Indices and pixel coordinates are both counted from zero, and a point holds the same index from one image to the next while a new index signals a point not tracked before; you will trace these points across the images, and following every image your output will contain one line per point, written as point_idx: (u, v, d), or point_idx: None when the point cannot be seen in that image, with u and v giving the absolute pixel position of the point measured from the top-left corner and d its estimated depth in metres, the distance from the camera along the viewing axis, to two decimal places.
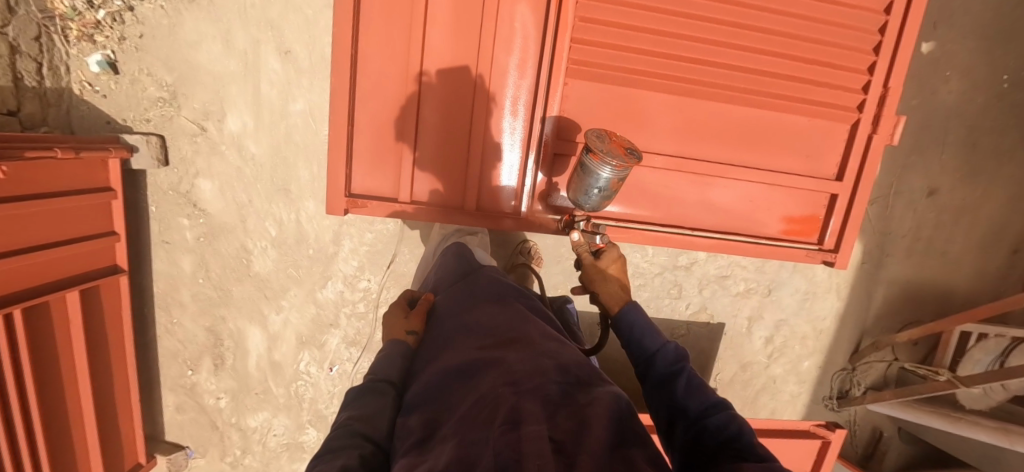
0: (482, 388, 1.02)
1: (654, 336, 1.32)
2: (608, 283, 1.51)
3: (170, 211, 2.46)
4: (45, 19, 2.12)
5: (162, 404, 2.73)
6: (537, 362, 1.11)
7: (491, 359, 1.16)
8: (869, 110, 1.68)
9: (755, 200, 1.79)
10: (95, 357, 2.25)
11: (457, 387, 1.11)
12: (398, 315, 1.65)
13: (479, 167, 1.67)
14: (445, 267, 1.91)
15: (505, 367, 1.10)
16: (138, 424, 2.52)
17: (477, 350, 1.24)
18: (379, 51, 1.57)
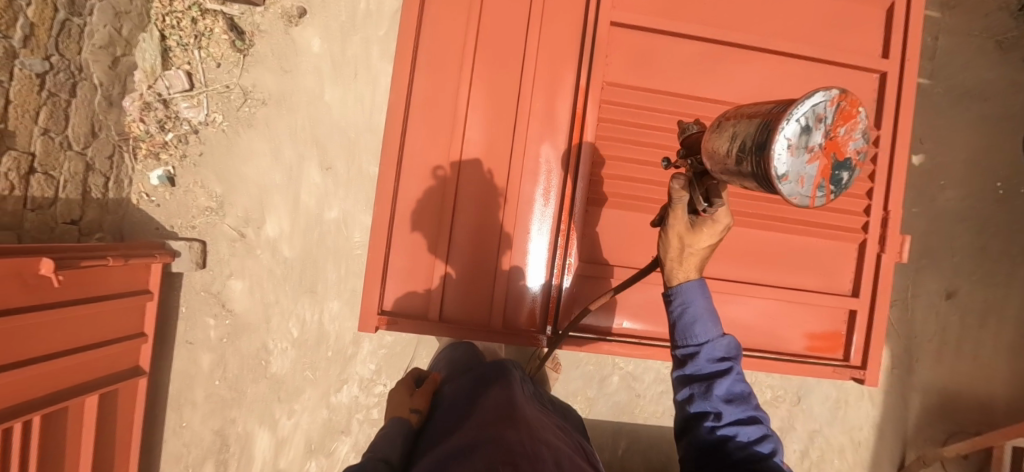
0: (481, 462, 1.04)
1: (705, 326, 1.17)
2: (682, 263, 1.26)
3: (198, 311, 2.53)
4: (122, 140, 2.36)
5: None
6: (535, 449, 1.14)
7: (490, 436, 1.19)
8: (874, 230, 1.77)
9: (775, 314, 1.82)
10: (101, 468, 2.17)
11: (453, 462, 1.10)
12: (405, 391, 1.71)
13: (505, 284, 1.75)
14: (451, 350, 2.01)
15: (505, 444, 1.13)
16: None
17: (475, 425, 1.28)
18: (421, 175, 1.75)
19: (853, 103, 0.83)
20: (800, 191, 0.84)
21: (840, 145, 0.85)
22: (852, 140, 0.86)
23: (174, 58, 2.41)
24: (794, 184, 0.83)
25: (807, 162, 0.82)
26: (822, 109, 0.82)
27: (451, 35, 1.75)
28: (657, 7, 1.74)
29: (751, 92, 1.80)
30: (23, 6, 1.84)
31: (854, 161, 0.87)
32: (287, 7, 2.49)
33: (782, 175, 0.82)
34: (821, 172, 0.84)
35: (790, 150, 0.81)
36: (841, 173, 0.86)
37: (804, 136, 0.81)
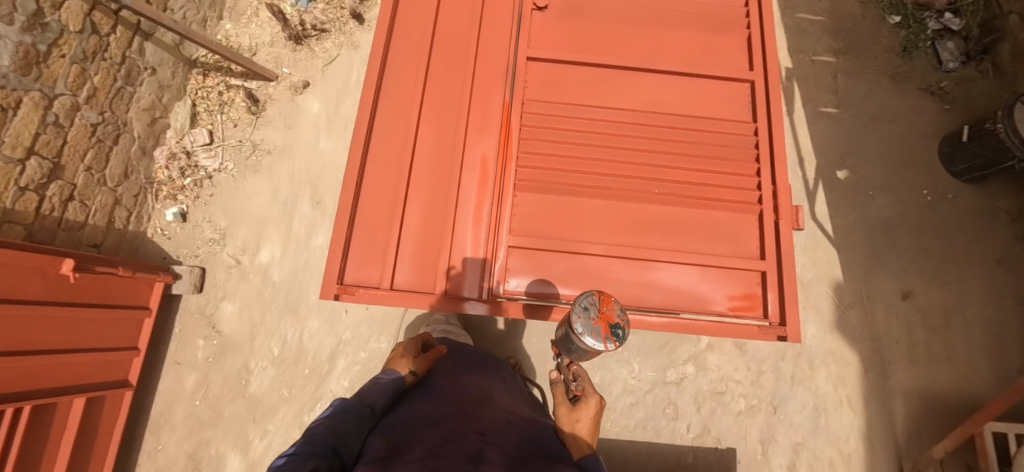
0: (453, 431, 1.28)
1: None
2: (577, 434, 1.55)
3: (190, 332, 2.76)
4: (149, 184, 2.85)
5: None
6: (503, 429, 1.37)
7: (465, 412, 1.43)
8: (767, 202, 2.03)
9: (695, 279, 1.99)
10: None
11: (427, 425, 1.35)
12: (410, 349, 1.81)
13: (448, 256, 1.97)
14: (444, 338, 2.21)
15: (475, 422, 1.36)
16: None
17: (453, 401, 1.52)
18: (380, 170, 2.09)
19: (608, 296, 1.44)
20: (592, 344, 1.41)
21: (611, 315, 1.42)
22: (618, 313, 1.42)
23: (200, 121, 3.00)
24: (587, 339, 1.41)
25: (590, 326, 1.41)
26: (590, 298, 1.44)
27: (407, 67, 2.22)
28: (562, 45, 2.25)
29: (648, 99, 2.20)
30: (92, 75, 2.44)
31: (625, 325, 1.41)
32: (295, 80, 3.12)
33: (579, 333, 1.41)
34: (601, 332, 1.40)
35: (578, 319, 1.42)
36: (618, 329, 1.40)
37: (584, 312, 1.43)
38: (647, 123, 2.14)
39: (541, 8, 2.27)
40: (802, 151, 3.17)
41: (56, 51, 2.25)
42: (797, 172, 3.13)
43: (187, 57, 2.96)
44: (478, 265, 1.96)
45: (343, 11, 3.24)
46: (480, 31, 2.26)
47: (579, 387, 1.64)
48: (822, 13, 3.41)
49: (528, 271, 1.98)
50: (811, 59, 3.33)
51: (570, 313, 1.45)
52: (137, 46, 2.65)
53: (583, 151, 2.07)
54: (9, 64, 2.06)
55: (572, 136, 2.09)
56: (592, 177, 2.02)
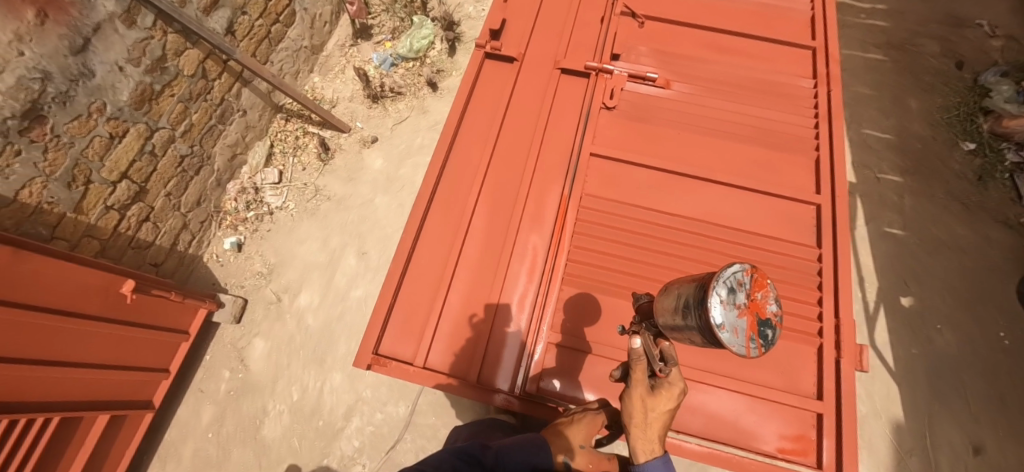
0: None
1: None
2: (648, 432, 1.47)
3: (220, 362, 2.80)
4: (216, 212, 3.03)
5: None
6: None
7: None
8: (828, 336, 1.92)
9: (742, 409, 1.85)
10: None
11: None
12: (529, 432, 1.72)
13: (485, 341, 1.93)
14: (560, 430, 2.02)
15: None
16: None
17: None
18: (433, 240, 2.13)
19: (760, 280, 1.24)
20: (735, 338, 1.19)
21: (760, 306, 1.24)
22: (765, 303, 1.25)
23: (274, 162, 3.22)
24: (731, 331, 1.19)
25: (737, 315, 1.19)
26: (741, 276, 1.22)
27: (474, 146, 2.31)
28: (626, 144, 2.30)
29: (707, 209, 2.20)
30: (192, 113, 2.69)
31: (770, 318, 1.25)
32: (366, 135, 3.33)
33: (720, 324, 1.18)
34: (749, 326, 1.20)
35: (723, 305, 1.19)
36: (765, 328, 1.23)
37: (731, 294, 1.20)
38: (707, 235, 2.12)
39: (609, 107, 2.35)
40: (862, 271, 3.02)
41: (168, 91, 2.50)
42: (856, 292, 2.97)
43: (275, 103, 3.22)
44: (514, 356, 1.92)
45: (420, 78, 3.49)
46: (547, 121, 2.34)
47: (665, 369, 1.41)
48: (891, 132, 3.36)
49: (561, 369, 1.92)
50: (876, 176, 3.25)
51: (720, 288, 1.19)
52: (235, 91, 2.91)
53: (636, 254, 2.05)
54: (126, 99, 2.30)
55: (627, 236, 2.08)
56: (643, 283, 1.99)
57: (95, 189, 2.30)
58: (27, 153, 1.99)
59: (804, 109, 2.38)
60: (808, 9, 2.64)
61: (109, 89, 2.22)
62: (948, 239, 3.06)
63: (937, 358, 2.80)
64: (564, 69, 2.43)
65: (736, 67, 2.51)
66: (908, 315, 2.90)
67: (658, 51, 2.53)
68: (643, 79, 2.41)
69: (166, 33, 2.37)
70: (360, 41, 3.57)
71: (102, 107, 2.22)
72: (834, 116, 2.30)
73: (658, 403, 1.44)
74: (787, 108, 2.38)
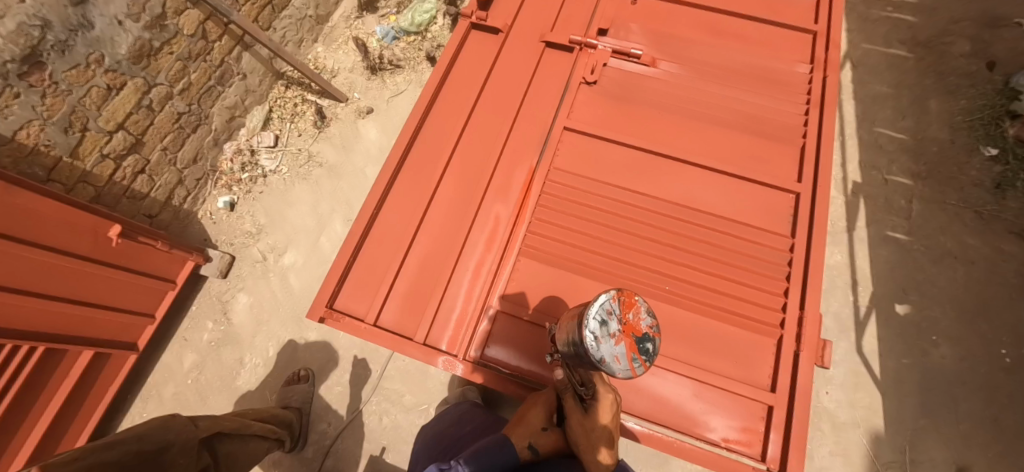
0: None
1: None
2: (602, 447, 1.47)
3: (204, 313, 2.92)
4: (213, 171, 3.14)
5: None
6: None
7: None
8: (790, 328, 1.83)
9: (688, 395, 1.81)
10: (61, 416, 2.41)
11: None
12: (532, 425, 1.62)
13: (436, 305, 1.94)
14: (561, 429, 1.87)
15: None
16: None
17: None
18: (398, 203, 2.14)
19: (628, 302, 1.41)
20: (619, 365, 1.36)
21: (636, 325, 1.40)
22: (640, 320, 1.41)
23: (272, 126, 3.31)
24: (614, 360, 1.36)
25: (614, 344, 1.36)
26: (609, 307, 1.39)
27: (448, 115, 2.30)
28: (603, 121, 2.23)
29: (681, 191, 2.10)
30: (191, 72, 2.79)
31: (650, 333, 1.41)
32: (361, 105, 3.38)
33: (602, 358, 1.35)
34: (629, 348, 1.37)
35: (599, 340, 1.36)
36: (644, 343, 1.38)
37: (604, 327, 1.37)
38: (676, 216, 2.04)
39: (590, 83, 2.30)
40: (856, 275, 2.88)
41: (167, 49, 2.60)
42: (847, 296, 2.83)
43: (276, 70, 3.30)
44: (463, 322, 1.92)
45: (420, 53, 3.52)
46: (525, 94, 2.31)
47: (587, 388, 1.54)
48: (905, 132, 3.17)
49: (507, 337, 1.90)
50: (884, 178, 3.08)
51: (590, 324, 1.37)
52: (236, 55, 3.00)
53: (598, 232, 2.02)
54: (124, 53, 2.40)
55: (591, 213, 2.04)
56: (600, 261, 1.96)
57: (91, 137, 2.42)
58: (26, 97, 2.11)
59: (798, 96, 2.25)
60: None
61: (107, 42, 2.31)
62: (956, 248, 2.87)
63: (928, 371, 2.65)
64: (549, 42, 2.39)
65: (729, 49, 2.39)
66: (901, 324, 2.75)
67: (648, 29, 2.45)
68: (628, 56, 2.33)
69: None
70: (365, 13, 3.60)
71: (101, 59, 2.32)
72: (827, 102, 2.17)
73: (596, 419, 1.51)
74: (779, 93, 2.26)
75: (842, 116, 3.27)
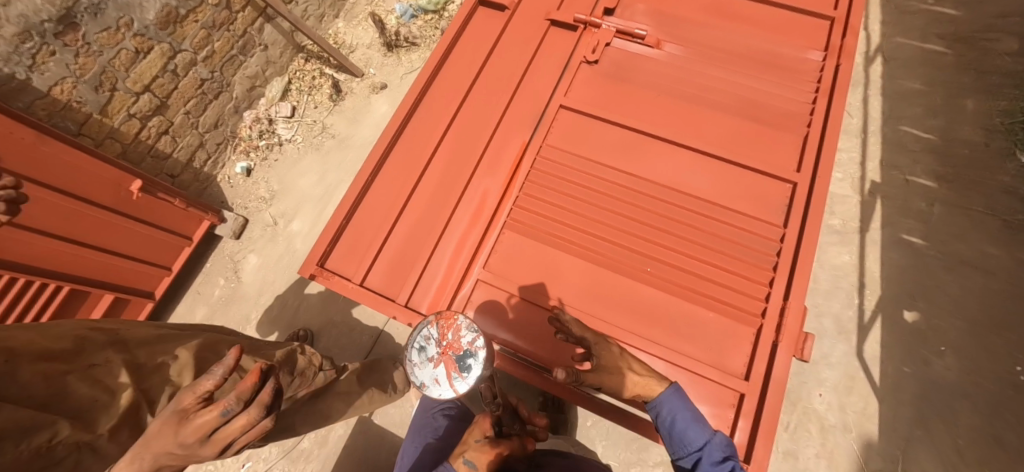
0: None
1: None
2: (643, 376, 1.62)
3: (217, 271, 3.10)
4: (232, 138, 3.31)
5: None
6: None
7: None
8: (770, 318, 1.79)
9: (659, 377, 1.80)
10: None
11: None
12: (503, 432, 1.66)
13: (419, 270, 2.00)
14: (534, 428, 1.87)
15: None
16: None
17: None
18: (392, 171, 2.18)
19: (444, 320, 1.64)
20: (439, 386, 1.54)
21: (454, 344, 1.59)
22: (455, 337, 1.60)
23: (290, 97, 3.44)
24: (433, 382, 1.56)
25: (432, 367, 1.57)
26: (428, 333, 1.63)
27: (448, 88, 2.33)
28: (600, 100, 2.21)
29: (671, 173, 2.07)
30: (215, 40, 2.93)
31: (467, 347, 1.58)
32: (376, 81, 3.47)
33: (421, 383, 1.57)
34: (445, 368, 1.56)
35: (417, 367, 1.59)
36: (461, 360, 1.55)
37: (423, 353, 1.60)
38: (664, 199, 2.02)
39: (591, 62, 2.28)
40: (864, 277, 2.76)
41: (192, 16, 2.73)
42: (851, 298, 2.73)
43: (297, 43, 3.42)
44: (443, 288, 1.97)
45: (436, 32, 3.57)
46: (525, 71, 2.32)
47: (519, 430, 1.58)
48: (933, 132, 2.99)
49: (483, 305, 1.94)
50: (905, 178, 2.93)
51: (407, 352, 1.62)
52: (258, 26, 3.13)
53: (584, 210, 2.02)
54: (152, 19, 2.55)
55: (578, 191, 2.04)
56: (583, 239, 1.97)
57: (120, 96, 2.58)
58: (60, 55, 2.28)
59: (806, 83, 2.16)
60: None
61: (136, 7, 2.46)
62: (975, 257, 2.72)
63: (930, 382, 2.54)
64: (554, 20, 2.38)
65: (738, 34, 2.31)
66: (906, 331, 2.64)
67: (656, 10, 2.40)
68: (632, 36, 2.30)
69: None
70: None
71: (130, 23, 2.47)
72: (836, 91, 2.08)
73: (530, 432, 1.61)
74: (785, 80, 2.18)
75: (866, 111, 3.12)
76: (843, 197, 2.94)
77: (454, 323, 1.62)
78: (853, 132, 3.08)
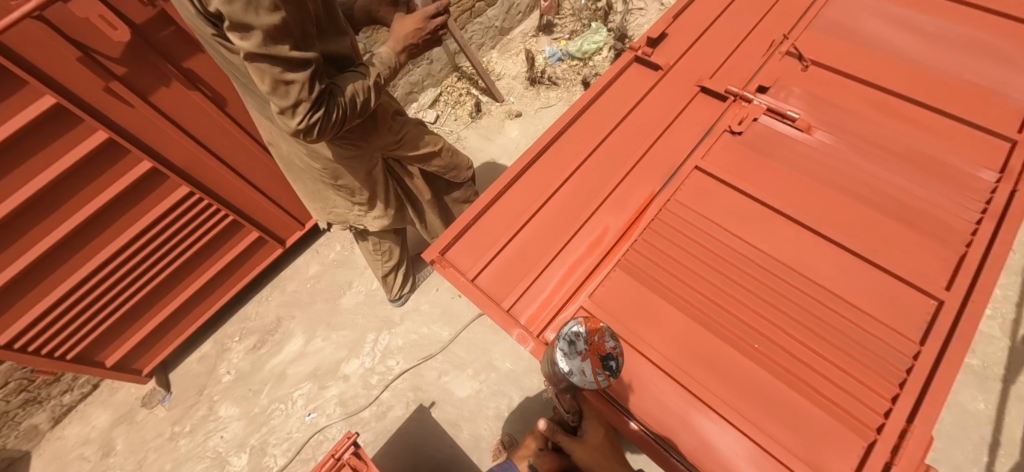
0: None
1: None
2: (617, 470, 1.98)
3: (338, 237, 3.55)
4: None
5: (198, 346, 3.33)
6: None
7: None
8: (886, 434, 1.63)
9: (746, 458, 1.70)
10: (223, 273, 3.12)
11: None
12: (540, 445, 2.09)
13: (528, 281, 2.11)
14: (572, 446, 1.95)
15: None
16: (181, 337, 3.13)
17: None
18: (523, 185, 2.34)
19: (594, 323, 1.52)
20: (584, 378, 1.45)
21: (601, 345, 1.50)
22: (604, 340, 1.50)
23: (437, 107, 3.88)
24: (580, 374, 1.45)
25: (579, 361, 1.46)
26: (577, 330, 1.50)
27: (589, 126, 2.48)
28: (737, 169, 2.24)
29: (798, 255, 2.02)
30: None
31: (615, 351, 1.50)
32: (513, 109, 3.80)
33: (568, 371, 1.45)
34: (592, 365, 1.46)
35: (565, 357, 1.46)
36: (607, 361, 1.47)
37: (571, 346, 1.47)
38: (787, 279, 1.97)
39: (734, 132, 2.32)
40: (1000, 434, 2.39)
41: None
42: (981, 453, 2.37)
43: (456, 64, 3.89)
44: (545, 303, 2.07)
45: (578, 77, 3.84)
46: (668, 126, 2.41)
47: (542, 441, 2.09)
48: None
49: None
50: None
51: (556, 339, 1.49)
52: None
53: (699, 269, 2.04)
54: None
55: (697, 249, 2.08)
56: (693, 296, 1.98)
57: None
58: None
59: (972, 201, 2.02)
60: None
61: None
62: None
63: None
64: (704, 87, 2.47)
65: (901, 136, 2.23)
66: None
67: (812, 96, 2.40)
68: (782, 117, 2.33)
69: None
70: (541, 34, 4.08)
71: None
72: (1010, 216, 1.91)
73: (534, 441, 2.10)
74: (946, 193, 2.05)
75: None
76: (987, 336, 2.60)
77: (600, 327, 1.52)
78: (1012, 269, 2.74)
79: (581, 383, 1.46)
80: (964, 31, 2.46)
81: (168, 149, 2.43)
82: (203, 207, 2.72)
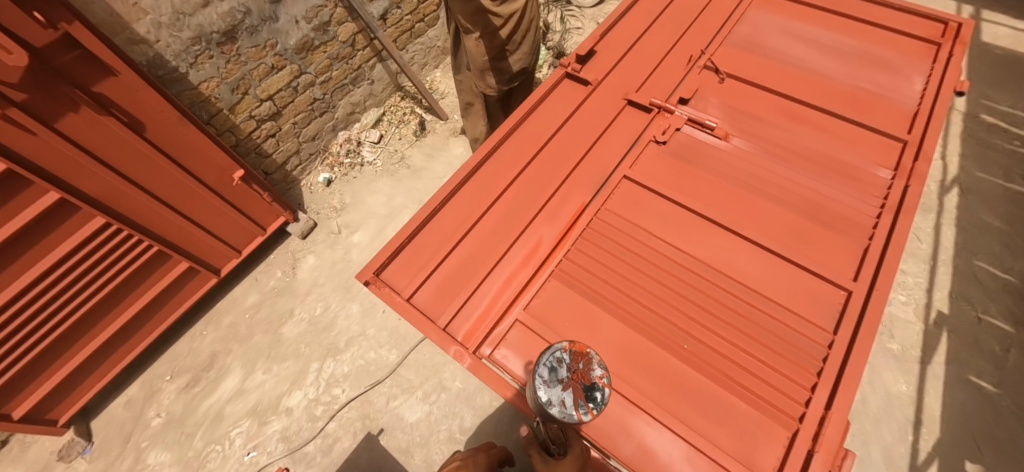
0: None
1: None
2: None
3: (278, 263, 3.43)
4: (323, 151, 3.73)
5: (123, 390, 3.09)
6: None
7: None
8: (806, 423, 1.70)
9: (679, 458, 1.74)
10: (151, 308, 2.93)
11: None
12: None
13: (465, 295, 2.11)
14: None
15: None
16: (101, 381, 2.90)
17: None
18: (459, 200, 2.34)
19: (580, 351, 1.52)
20: (565, 409, 1.44)
21: (586, 374, 1.49)
22: (590, 370, 1.50)
23: (380, 126, 3.89)
24: (560, 404, 1.45)
25: (560, 389, 1.47)
26: (561, 356, 1.51)
27: (523, 140, 2.52)
28: (663, 176, 2.34)
29: (721, 256, 2.11)
30: (334, 69, 3.39)
31: (601, 383, 1.48)
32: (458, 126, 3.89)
33: (548, 400, 1.46)
34: (574, 395, 1.46)
35: (544, 385, 1.48)
36: (591, 391, 1.46)
37: (552, 373, 1.49)
38: (712, 279, 2.06)
39: (659, 142, 2.43)
40: (921, 413, 2.55)
41: (323, 48, 3.20)
42: (904, 434, 2.52)
43: (398, 83, 3.92)
44: (482, 316, 2.07)
45: None
46: (599, 137, 2.49)
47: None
48: (1013, 273, 2.84)
49: (515, 342, 2.01)
50: (976, 316, 2.76)
51: (537, 367, 1.51)
52: (371, 64, 3.60)
53: (631, 274, 2.10)
54: (292, 44, 3.01)
55: (628, 256, 2.14)
56: (625, 302, 2.03)
57: (248, 100, 3.02)
58: (216, 60, 2.71)
59: (872, 198, 2.18)
60: (916, 103, 2.43)
61: (284, 33, 2.93)
62: None
63: None
64: (631, 101, 2.57)
65: (807, 140, 2.40)
66: None
67: (727, 106, 2.56)
68: (702, 126, 2.46)
69: (337, 6, 3.09)
70: None
71: (275, 44, 2.94)
72: (903, 210, 2.08)
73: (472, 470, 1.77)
74: (850, 191, 2.21)
75: (937, 239, 3.00)
76: (904, 321, 2.78)
77: (588, 354, 1.52)
78: (921, 257, 2.96)
79: (562, 416, 1.45)
80: (858, 43, 2.70)
81: (80, 180, 2.29)
82: (121, 239, 2.56)
